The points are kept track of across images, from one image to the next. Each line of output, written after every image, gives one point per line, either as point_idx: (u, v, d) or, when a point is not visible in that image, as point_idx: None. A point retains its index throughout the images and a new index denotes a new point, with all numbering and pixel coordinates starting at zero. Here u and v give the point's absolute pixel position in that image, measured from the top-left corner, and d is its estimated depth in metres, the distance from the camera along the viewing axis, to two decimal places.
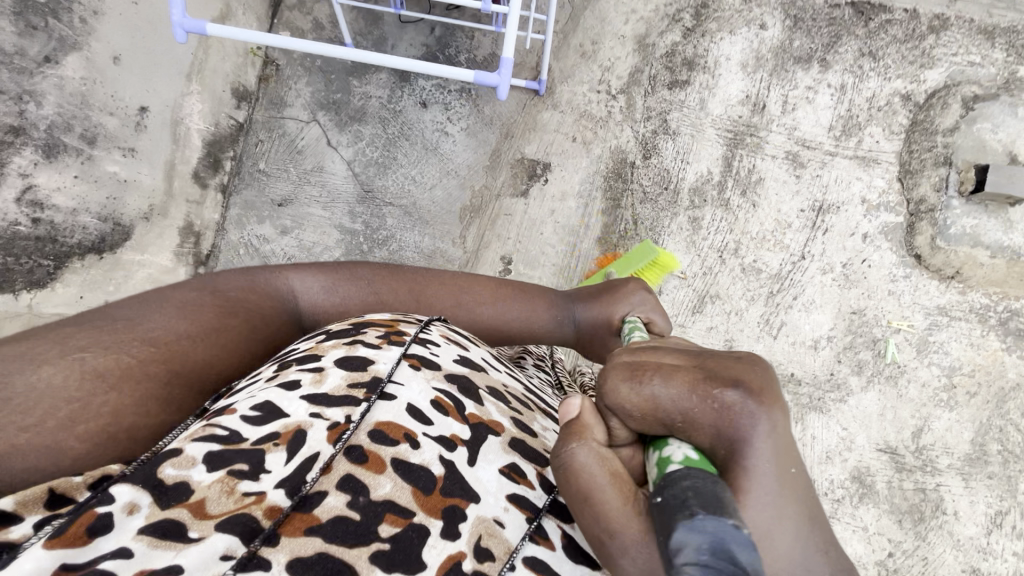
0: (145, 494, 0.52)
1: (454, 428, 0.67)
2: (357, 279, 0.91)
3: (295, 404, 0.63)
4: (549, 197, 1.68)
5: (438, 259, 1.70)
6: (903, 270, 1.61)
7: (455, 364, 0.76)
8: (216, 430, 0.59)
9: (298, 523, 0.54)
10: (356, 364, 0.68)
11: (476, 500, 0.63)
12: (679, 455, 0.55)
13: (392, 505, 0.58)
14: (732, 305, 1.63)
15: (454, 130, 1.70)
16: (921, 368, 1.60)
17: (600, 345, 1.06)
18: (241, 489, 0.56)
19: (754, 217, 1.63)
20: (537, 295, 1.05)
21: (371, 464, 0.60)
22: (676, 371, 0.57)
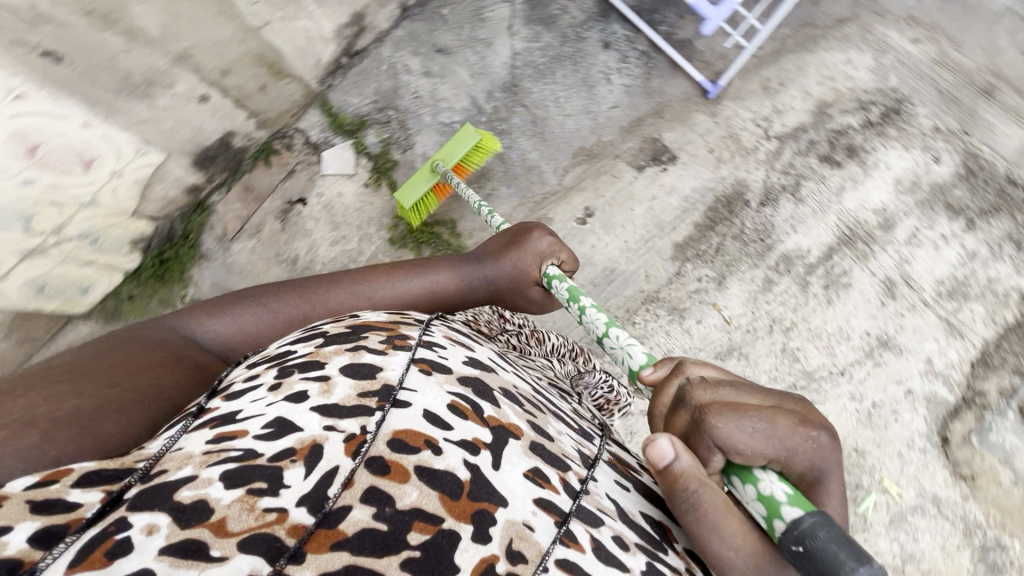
0: (162, 514, 0.52)
1: (474, 428, 0.67)
2: (254, 300, 1.02)
3: (306, 419, 0.64)
4: (659, 184, 1.70)
5: (532, 175, 1.74)
6: (923, 444, 1.55)
7: (463, 365, 0.78)
8: (229, 452, 0.59)
9: (324, 539, 0.54)
10: (366, 371, 0.70)
11: (505, 504, 0.63)
12: (780, 496, 0.70)
13: (419, 512, 0.58)
14: (752, 372, 1.60)
15: (617, 81, 1.76)
16: (883, 538, 1.50)
17: (518, 292, 1.23)
18: (261, 504, 0.55)
19: (822, 311, 1.61)
20: (444, 266, 1.20)
21: (395, 474, 0.60)
22: (767, 413, 0.73)
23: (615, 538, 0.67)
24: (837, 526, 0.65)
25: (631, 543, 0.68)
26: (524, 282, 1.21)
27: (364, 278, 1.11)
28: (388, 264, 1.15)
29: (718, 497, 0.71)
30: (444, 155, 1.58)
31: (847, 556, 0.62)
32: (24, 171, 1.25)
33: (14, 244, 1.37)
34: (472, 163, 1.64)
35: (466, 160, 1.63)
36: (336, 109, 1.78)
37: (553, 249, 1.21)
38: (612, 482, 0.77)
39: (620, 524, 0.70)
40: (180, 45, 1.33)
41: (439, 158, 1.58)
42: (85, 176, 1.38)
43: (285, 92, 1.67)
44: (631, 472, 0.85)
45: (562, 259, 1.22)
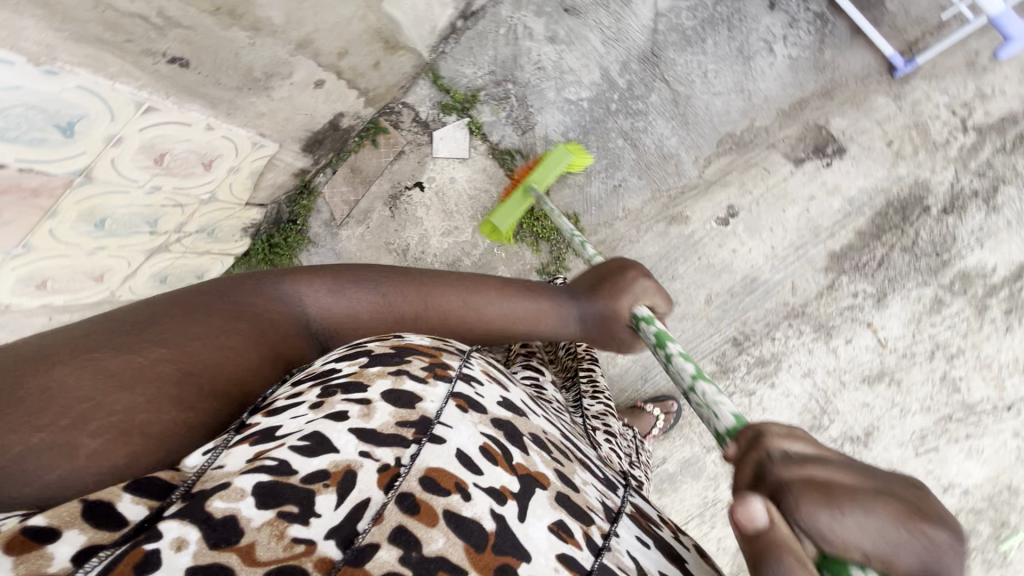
0: (193, 529, 0.51)
1: (502, 478, 0.64)
2: (353, 279, 0.87)
3: (344, 438, 0.62)
4: (820, 183, 1.48)
5: (669, 165, 1.54)
6: None
7: (500, 408, 0.74)
8: (263, 462, 0.57)
9: (350, 569, 0.53)
10: (403, 399, 0.67)
11: (528, 558, 0.58)
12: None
13: (444, 559, 0.55)
14: (902, 400, 1.48)
15: (780, 52, 1.48)
16: None
17: (604, 333, 0.99)
18: (290, 532, 0.54)
19: (997, 339, 1.43)
20: (538, 289, 0.98)
21: (423, 515, 0.58)
22: (859, 481, 0.53)
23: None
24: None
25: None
26: (614, 334, 0.98)
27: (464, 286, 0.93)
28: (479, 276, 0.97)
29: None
30: (539, 178, 1.53)
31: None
32: (151, 180, 1.18)
33: (141, 246, 1.34)
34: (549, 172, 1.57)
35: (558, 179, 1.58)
36: (448, 81, 1.59)
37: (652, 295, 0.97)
38: (636, 539, 0.69)
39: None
40: (302, 31, 1.15)
41: (532, 182, 1.50)
42: (206, 177, 1.29)
43: (397, 65, 1.49)
44: (654, 523, 0.76)
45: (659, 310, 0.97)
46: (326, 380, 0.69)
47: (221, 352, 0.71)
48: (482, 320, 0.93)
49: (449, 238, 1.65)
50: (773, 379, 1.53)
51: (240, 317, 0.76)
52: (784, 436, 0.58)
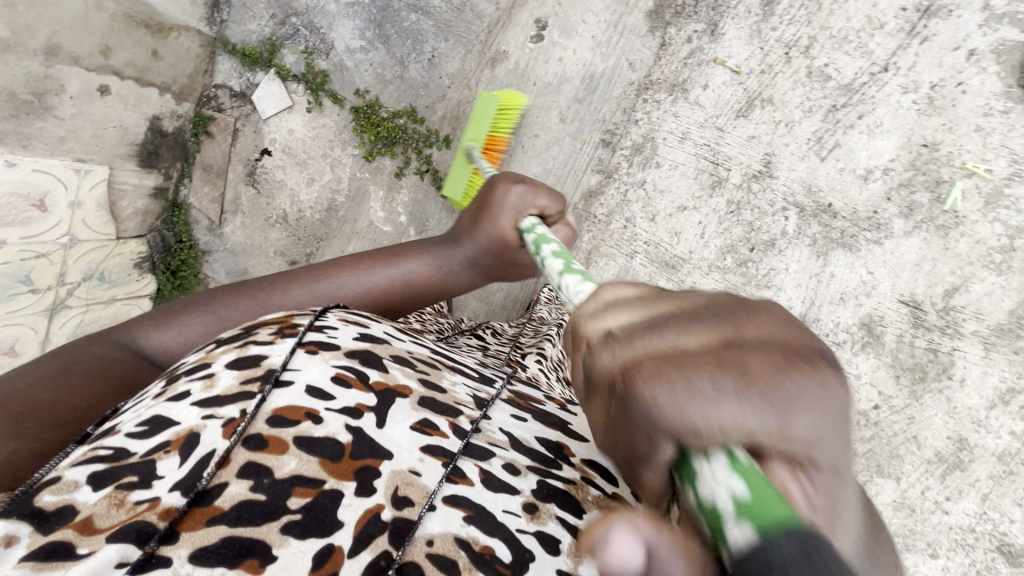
0: (23, 525, 0.46)
1: (357, 396, 0.61)
2: (190, 307, 0.85)
3: (184, 410, 0.56)
4: None
5: (466, 14, 1.53)
6: (1004, 104, 1.34)
7: (356, 341, 0.67)
8: (97, 451, 0.53)
9: (199, 515, 0.50)
10: (250, 359, 0.61)
11: (390, 456, 0.60)
12: (717, 468, 0.36)
13: (300, 477, 0.54)
14: (783, 115, 1.43)
15: None
16: (982, 224, 1.40)
17: (506, 266, 0.98)
18: (132, 497, 0.50)
19: (842, 9, 1.37)
20: (417, 251, 0.98)
21: (272, 446, 0.55)
22: (708, 318, 0.43)
23: (508, 467, 0.65)
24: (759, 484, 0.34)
25: (523, 466, 0.66)
26: (508, 260, 0.97)
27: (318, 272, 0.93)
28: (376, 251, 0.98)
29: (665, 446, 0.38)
30: (472, 135, 1.43)
31: (771, 526, 0.32)
32: None
33: (31, 308, 1.39)
34: (505, 128, 1.46)
35: (495, 131, 1.46)
36: (240, 44, 1.61)
37: (532, 197, 0.94)
38: (512, 418, 0.73)
39: (513, 453, 0.67)
40: (40, 36, 1.20)
41: (467, 140, 1.43)
42: (48, 219, 1.36)
43: (181, 49, 1.53)
44: (536, 402, 0.83)
45: (548, 212, 0.95)
46: (172, 372, 0.64)
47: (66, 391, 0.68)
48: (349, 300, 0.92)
49: (316, 185, 1.68)
50: (656, 159, 1.49)
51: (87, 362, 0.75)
52: (600, 312, 0.48)
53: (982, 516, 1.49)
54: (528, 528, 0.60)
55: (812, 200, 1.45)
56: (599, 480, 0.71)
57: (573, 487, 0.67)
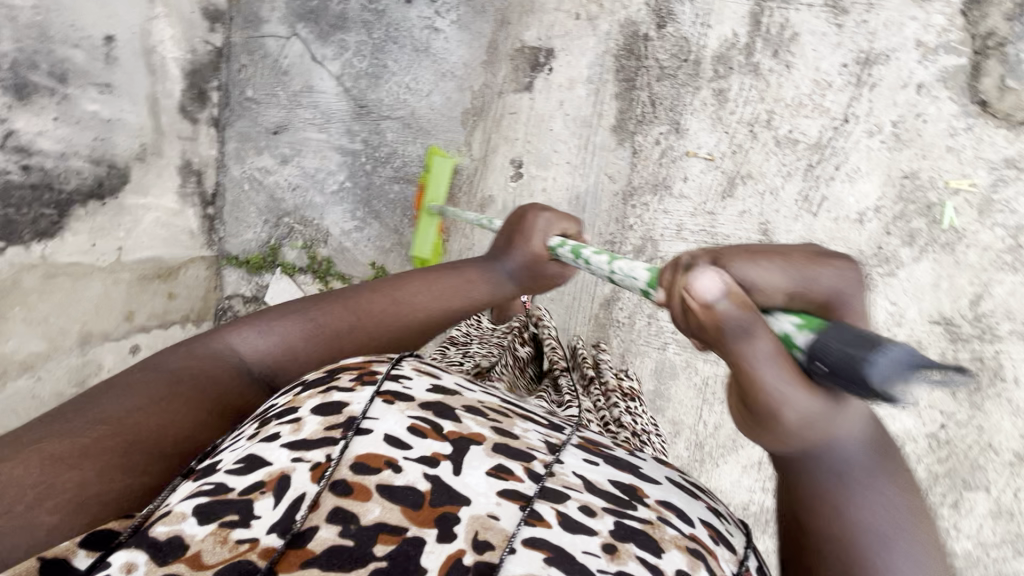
0: (139, 552, 0.51)
1: (433, 446, 0.60)
2: (279, 315, 0.84)
3: (276, 452, 0.57)
4: (556, 87, 1.53)
5: (446, 170, 1.60)
6: (965, 122, 1.41)
7: (430, 393, 0.66)
8: (202, 487, 0.55)
9: (292, 558, 0.51)
10: (333, 405, 0.61)
11: (467, 502, 0.57)
12: (793, 330, 0.55)
13: (384, 525, 0.54)
14: (766, 184, 1.49)
15: (444, 25, 1.54)
16: (983, 232, 1.45)
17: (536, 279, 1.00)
18: (234, 535, 0.52)
19: (788, 79, 1.44)
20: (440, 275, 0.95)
21: (357, 493, 0.55)
22: (800, 257, 0.59)
23: (581, 509, 0.60)
24: (852, 331, 0.50)
25: (600, 507, 0.61)
26: (546, 274, 0.99)
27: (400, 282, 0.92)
28: (409, 276, 0.94)
29: (771, 348, 0.53)
30: (432, 196, 1.57)
31: (867, 353, 0.47)
32: None
33: None
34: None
35: (453, 191, 1.60)
36: (242, 255, 1.63)
37: (557, 223, 0.98)
38: (585, 460, 0.67)
39: (586, 494, 0.62)
40: (73, 332, 1.33)
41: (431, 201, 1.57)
42: None
43: (191, 279, 1.55)
44: (606, 446, 0.73)
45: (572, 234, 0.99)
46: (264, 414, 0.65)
47: (159, 412, 0.67)
48: (408, 311, 0.89)
49: None
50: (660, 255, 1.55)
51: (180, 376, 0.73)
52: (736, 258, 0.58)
53: None
54: (608, 567, 0.56)
55: None
56: (676, 520, 0.63)
57: (648, 526, 0.61)
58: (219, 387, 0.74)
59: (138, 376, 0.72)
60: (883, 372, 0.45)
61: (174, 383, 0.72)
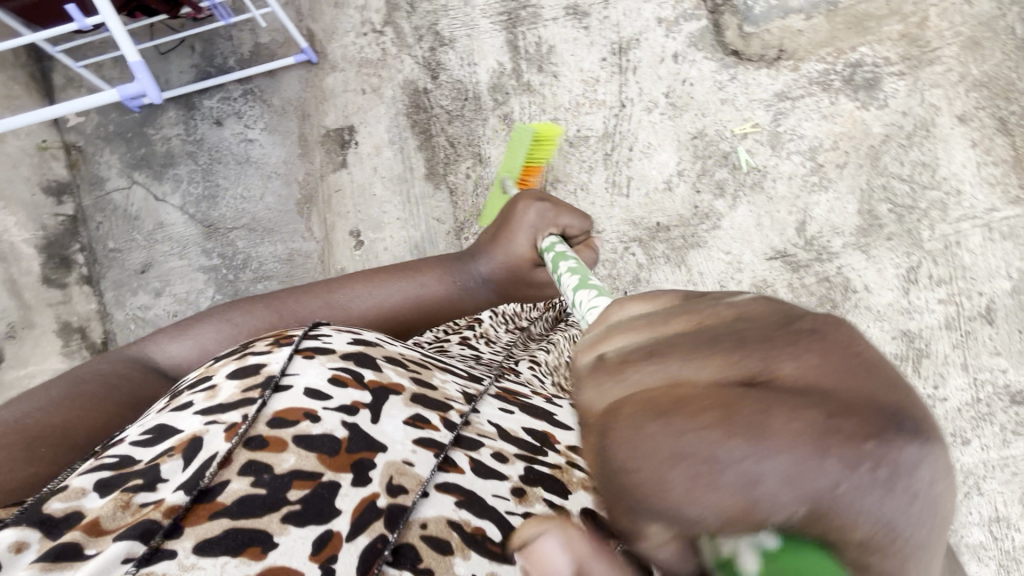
0: (31, 531, 0.49)
1: (354, 394, 0.63)
2: (218, 313, 0.96)
3: (188, 419, 0.60)
4: (367, 156, 1.66)
5: (297, 259, 1.72)
6: (728, 73, 1.51)
7: (351, 345, 0.69)
8: (105, 460, 0.57)
9: (201, 510, 0.52)
10: (249, 368, 0.64)
11: (384, 448, 0.61)
12: (746, 552, 0.25)
13: (299, 472, 0.56)
14: (575, 182, 1.58)
15: (255, 134, 1.70)
16: (783, 163, 1.53)
17: (518, 282, 1.09)
18: (137, 499, 0.53)
19: (559, 87, 1.56)
20: (395, 274, 1.05)
21: (273, 445, 0.57)
22: (756, 406, 0.26)
23: (496, 455, 0.65)
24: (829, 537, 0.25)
25: (512, 454, 0.66)
26: (529, 277, 1.08)
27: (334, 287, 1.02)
28: (355, 276, 1.06)
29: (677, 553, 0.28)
30: (507, 167, 1.52)
31: None
32: None
33: None
34: (542, 158, 1.53)
35: (533, 160, 1.52)
36: None
37: (554, 216, 1.02)
38: (499, 411, 0.73)
39: (499, 442, 0.67)
40: None
41: (504, 172, 1.52)
42: None
43: None
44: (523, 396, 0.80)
45: (569, 228, 1.03)
46: (176, 392, 0.68)
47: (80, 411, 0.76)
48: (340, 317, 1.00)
49: None
50: None
51: (92, 378, 0.83)
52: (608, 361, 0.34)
53: (977, 384, 1.53)
54: (516, 508, 0.61)
55: (642, 229, 1.58)
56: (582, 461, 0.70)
57: (557, 470, 0.67)
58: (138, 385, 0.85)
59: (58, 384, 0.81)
60: None
61: (123, 362, 0.89)
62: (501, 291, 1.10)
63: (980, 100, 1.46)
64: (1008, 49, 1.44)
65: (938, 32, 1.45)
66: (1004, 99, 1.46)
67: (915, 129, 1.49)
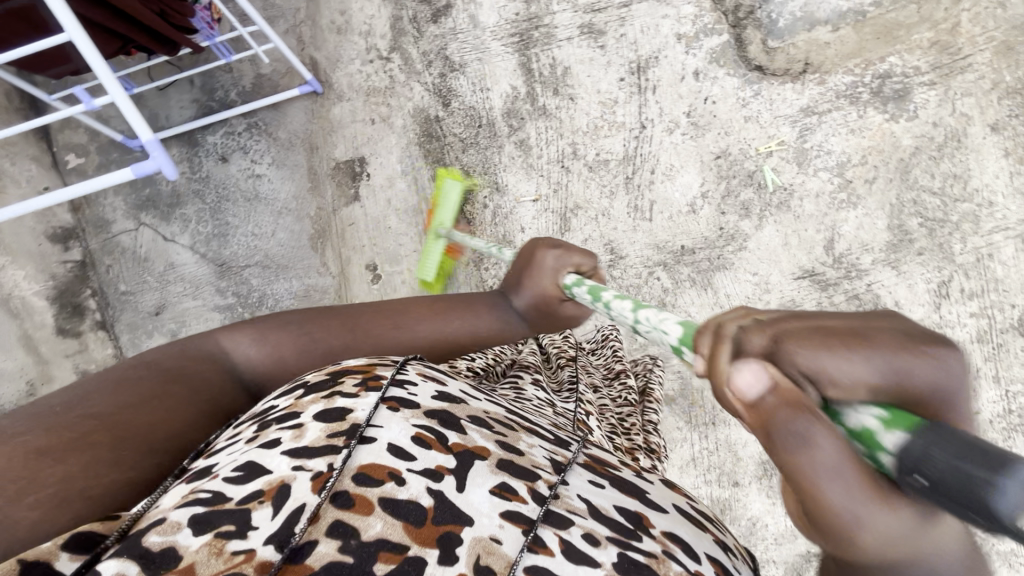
0: (132, 563, 0.41)
1: (438, 457, 0.53)
2: (277, 323, 0.73)
3: (276, 458, 0.50)
4: (379, 189, 1.61)
5: (314, 295, 1.68)
6: (751, 89, 1.45)
7: (436, 400, 0.59)
8: (198, 494, 0.47)
9: (290, 572, 0.43)
10: (335, 411, 0.53)
11: (471, 522, 0.49)
12: (877, 426, 0.40)
13: (386, 541, 0.46)
14: (597, 208, 1.54)
15: (263, 169, 1.64)
16: (810, 180, 1.48)
17: (553, 321, 0.89)
18: (232, 546, 0.43)
19: (576, 110, 1.50)
20: (459, 302, 0.84)
21: (359, 506, 0.47)
22: (884, 339, 0.42)
23: (586, 537, 0.52)
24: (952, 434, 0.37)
25: (604, 535, 0.53)
26: (559, 314, 0.88)
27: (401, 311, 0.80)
28: (408, 301, 0.83)
29: (837, 448, 0.40)
30: (440, 220, 1.52)
31: (980, 475, 0.33)
32: None
33: None
34: (466, 217, 1.57)
35: (456, 216, 1.56)
36: None
37: (569, 256, 0.86)
38: (587, 484, 0.60)
39: (591, 521, 0.54)
40: None
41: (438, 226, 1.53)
42: None
43: None
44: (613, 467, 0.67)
45: (587, 270, 0.87)
46: (264, 415, 0.57)
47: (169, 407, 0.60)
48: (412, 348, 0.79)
49: None
50: None
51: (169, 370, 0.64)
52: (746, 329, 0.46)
53: (1009, 395, 1.52)
54: None
55: (667, 253, 1.54)
56: (682, 555, 0.55)
57: (654, 559, 0.53)
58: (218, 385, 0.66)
59: (126, 372, 0.62)
60: (1014, 507, 0.32)
61: (190, 353, 0.68)
62: (535, 326, 0.89)
63: (1013, 107, 1.41)
64: None
65: (970, 38, 1.39)
66: None
67: (946, 139, 1.44)
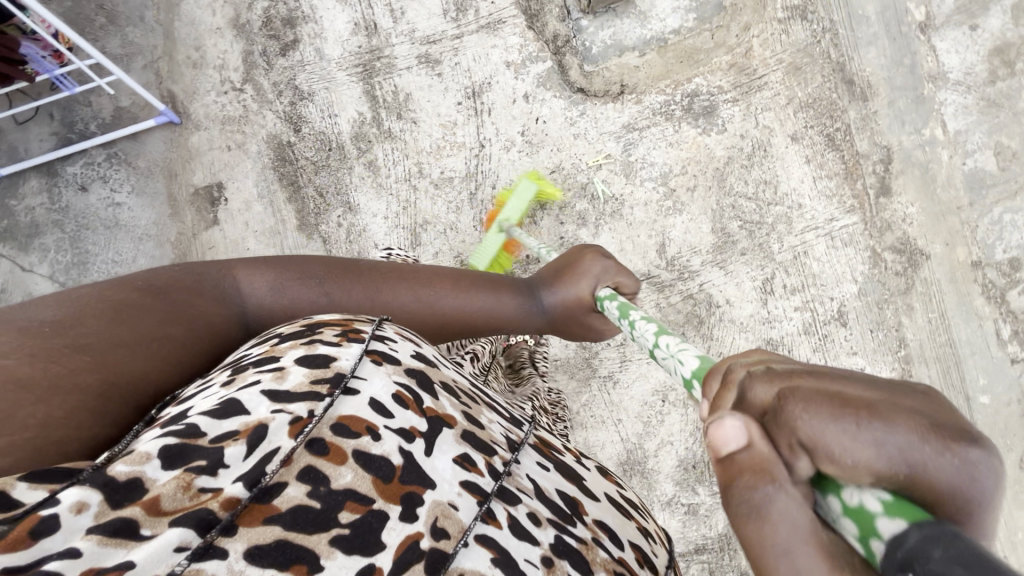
0: (93, 492, 0.45)
1: (413, 418, 0.57)
2: (288, 266, 0.78)
3: (256, 400, 0.54)
4: (237, 212, 1.65)
5: None
6: (577, 109, 1.58)
7: (415, 359, 0.63)
8: (172, 426, 0.51)
9: (257, 512, 0.49)
10: (319, 358, 0.58)
11: (433, 485, 0.56)
12: (871, 508, 0.35)
13: (353, 492, 0.52)
14: (444, 223, 1.61)
15: (123, 197, 1.68)
16: (637, 190, 1.60)
17: (578, 323, 0.96)
18: (199, 483, 0.49)
19: (419, 132, 1.60)
20: (497, 283, 0.90)
21: (332, 455, 0.53)
22: (900, 413, 0.35)
23: (530, 516, 0.59)
24: (973, 547, 0.30)
25: (545, 517, 0.60)
26: (581, 320, 0.95)
27: (429, 279, 0.85)
28: (438, 271, 0.87)
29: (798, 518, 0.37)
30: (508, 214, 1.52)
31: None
32: None
33: None
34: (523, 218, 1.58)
35: (522, 214, 1.57)
36: None
37: (615, 273, 0.93)
38: (536, 462, 0.66)
39: (536, 501, 0.61)
40: None
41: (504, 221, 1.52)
42: None
43: None
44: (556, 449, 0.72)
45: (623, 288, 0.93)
46: (237, 362, 0.60)
47: (158, 357, 0.63)
48: (439, 318, 0.84)
49: None
50: None
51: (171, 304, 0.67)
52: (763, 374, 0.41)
53: None
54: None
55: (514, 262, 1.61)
56: (608, 543, 0.62)
57: (584, 546, 0.59)
58: (220, 331, 0.70)
59: (121, 297, 0.64)
60: None
61: (191, 288, 0.70)
62: (555, 324, 0.95)
63: (808, 119, 1.57)
64: (827, 72, 1.56)
65: (763, 60, 1.57)
66: (828, 117, 1.57)
67: (754, 150, 1.58)
